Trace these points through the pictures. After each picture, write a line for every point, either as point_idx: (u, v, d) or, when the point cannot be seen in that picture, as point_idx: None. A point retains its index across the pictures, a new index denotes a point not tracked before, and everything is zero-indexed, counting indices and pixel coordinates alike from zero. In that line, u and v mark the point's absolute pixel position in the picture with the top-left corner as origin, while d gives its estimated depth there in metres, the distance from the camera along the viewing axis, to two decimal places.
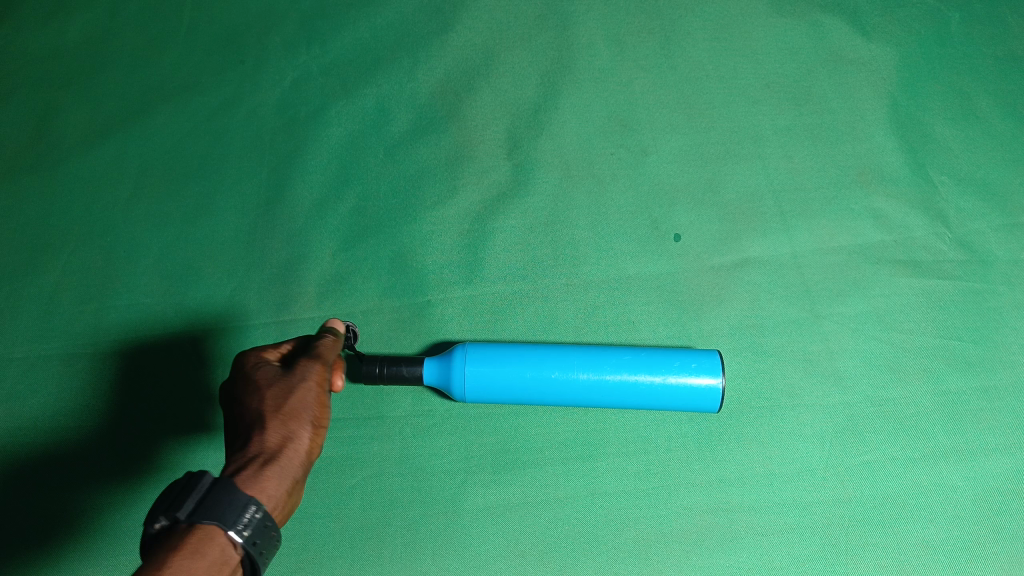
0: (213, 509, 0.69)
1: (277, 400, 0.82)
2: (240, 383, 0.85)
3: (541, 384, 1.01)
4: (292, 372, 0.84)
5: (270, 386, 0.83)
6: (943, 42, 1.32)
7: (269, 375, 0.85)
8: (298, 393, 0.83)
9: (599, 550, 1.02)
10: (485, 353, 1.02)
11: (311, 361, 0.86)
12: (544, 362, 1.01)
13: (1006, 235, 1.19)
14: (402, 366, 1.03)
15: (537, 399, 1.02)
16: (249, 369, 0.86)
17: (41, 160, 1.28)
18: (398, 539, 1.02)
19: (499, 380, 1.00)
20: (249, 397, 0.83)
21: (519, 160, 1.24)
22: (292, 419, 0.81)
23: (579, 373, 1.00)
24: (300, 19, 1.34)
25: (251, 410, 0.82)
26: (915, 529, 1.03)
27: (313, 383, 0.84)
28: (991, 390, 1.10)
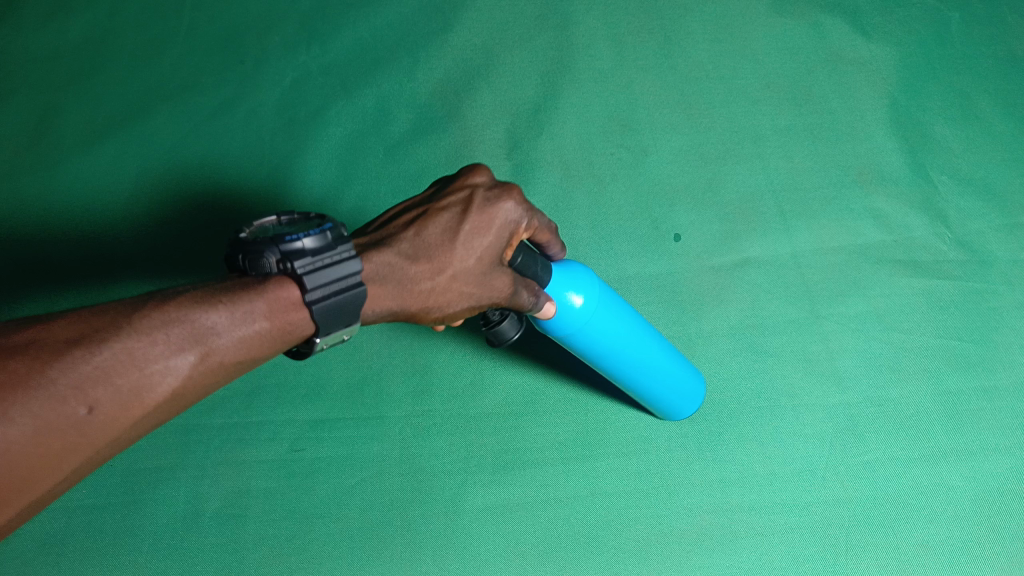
0: (321, 313, 0.68)
1: (467, 278, 0.77)
2: (482, 226, 0.77)
3: (622, 340, 0.97)
4: (502, 283, 0.79)
5: (481, 264, 0.77)
6: (944, 42, 1.32)
7: (495, 256, 0.78)
8: (471, 295, 0.78)
9: (599, 550, 1.02)
10: (605, 296, 0.95)
11: (510, 293, 0.81)
12: (636, 326, 0.99)
13: (1005, 235, 1.20)
14: (534, 266, 0.86)
15: (600, 350, 0.97)
16: (497, 223, 0.77)
17: (42, 161, 1.28)
18: (398, 540, 1.02)
19: (598, 316, 0.94)
20: (464, 245, 0.76)
21: (519, 160, 1.24)
22: (450, 302, 0.78)
23: (641, 350, 0.99)
24: (300, 18, 1.33)
25: (448, 252, 0.75)
26: (915, 529, 1.03)
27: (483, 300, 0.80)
28: (992, 390, 1.10)
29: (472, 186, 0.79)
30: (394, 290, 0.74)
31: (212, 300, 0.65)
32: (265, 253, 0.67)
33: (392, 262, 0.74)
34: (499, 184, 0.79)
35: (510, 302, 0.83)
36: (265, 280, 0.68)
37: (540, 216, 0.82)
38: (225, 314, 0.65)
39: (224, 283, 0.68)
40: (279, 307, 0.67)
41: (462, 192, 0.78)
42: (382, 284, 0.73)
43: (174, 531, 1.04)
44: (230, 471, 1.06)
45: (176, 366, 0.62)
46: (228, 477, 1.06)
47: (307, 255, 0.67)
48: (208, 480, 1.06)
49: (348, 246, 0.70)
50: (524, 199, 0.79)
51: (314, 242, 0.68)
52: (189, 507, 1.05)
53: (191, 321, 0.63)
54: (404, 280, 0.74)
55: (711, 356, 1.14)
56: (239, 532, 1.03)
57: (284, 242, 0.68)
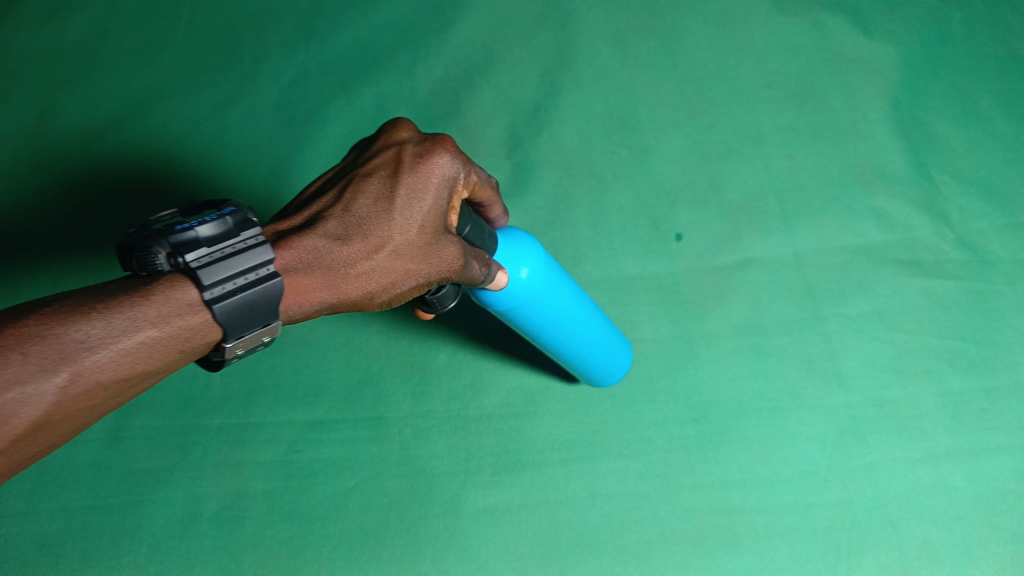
0: (226, 317, 0.60)
1: (410, 252, 0.70)
2: (418, 187, 0.69)
3: (555, 316, 0.94)
4: (449, 253, 0.73)
5: (422, 233, 0.70)
6: (945, 42, 1.32)
7: (438, 223, 0.71)
8: (418, 272, 0.72)
9: (599, 552, 1.01)
10: (550, 260, 0.92)
11: (460, 264, 0.75)
12: (572, 302, 0.96)
13: (1007, 235, 1.19)
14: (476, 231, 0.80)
15: (534, 323, 0.94)
16: (434, 182, 0.70)
17: (40, 161, 1.26)
18: (398, 541, 1.02)
19: (537, 291, 0.90)
20: (399, 213, 0.69)
21: (519, 160, 1.24)
22: (397, 282, 0.71)
23: (578, 317, 0.97)
24: (299, 17, 1.33)
25: (385, 221, 0.69)
26: (916, 530, 1.03)
27: (433, 275, 0.73)
28: (994, 391, 1.10)
29: (400, 145, 0.72)
30: (325, 275, 0.67)
31: (88, 311, 0.57)
32: (153, 249, 0.59)
33: (322, 245, 0.67)
34: (429, 138, 0.72)
35: (462, 274, 0.77)
36: (155, 280, 0.61)
37: (478, 171, 0.75)
38: (104, 327, 0.57)
39: (103, 287, 0.61)
40: (171, 314, 0.59)
41: (390, 153, 0.72)
42: (315, 272, 0.67)
43: (172, 532, 1.03)
44: (229, 472, 1.06)
45: (48, 391, 0.55)
46: (227, 478, 1.06)
47: (203, 245, 0.61)
48: (207, 481, 1.06)
49: (252, 230, 0.63)
50: (459, 152, 0.72)
51: (210, 231, 0.61)
52: (188, 507, 1.04)
53: (59, 337, 0.55)
54: (337, 262, 0.67)
55: (712, 357, 1.13)
56: (238, 534, 1.02)
57: (173, 236, 0.60)
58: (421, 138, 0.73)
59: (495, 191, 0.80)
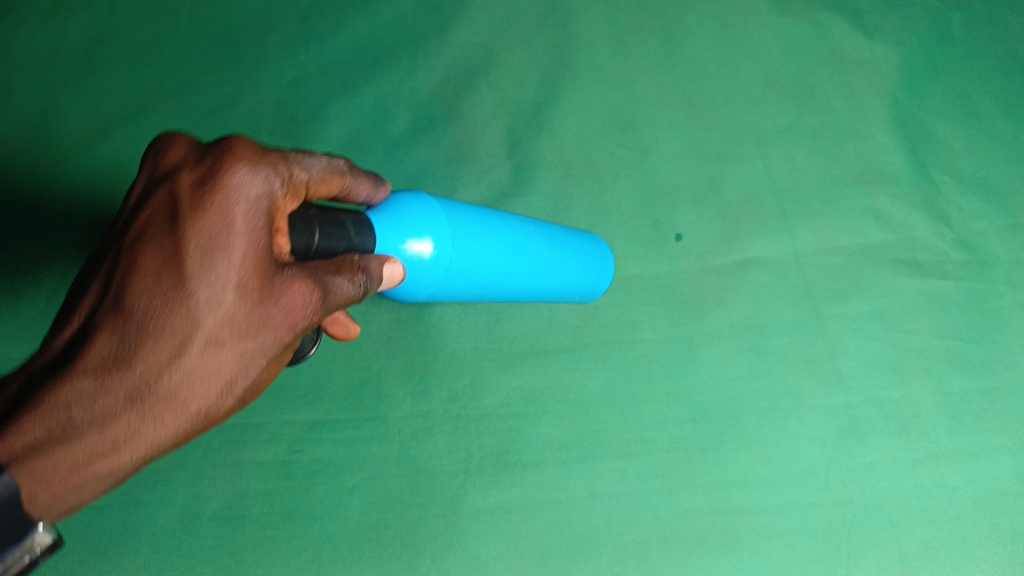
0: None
1: (237, 326, 0.55)
2: (213, 229, 0.54)
3: (506, 271, 0.92)
4: (296, 299, 0.57)
5: (245, 294, 0.55)
6: (944, 42, 1.32)
7: (258, 266, 0.55)
8: (262, 345, 0.56)
9: (600, 552, 1.01)
10: (460, 222, 0.81)
11: (323, 300, 0.59)
12: (515, 244, 0.92)
13: (1007, 236, 1.19)
14: (349, 228, 0.68)
15: (492, 288, 0.92)
16: (238, 207, 0.54)
17: (40, 160, 1.24)
18: (398, 542, 1.01)
19: (475, 262, 0.84)
20: (201, 290, 0.53)
21: (519, 160, 1.23)
22: (241, 375, 0.56)
23: (530, 259, 0.95)
24: (300, 18, 1.33)
25: (182, 305, 0.53)
26: (916, 529, 1.02)
27: (286, 339, 0.57)
28: (993, 391, 1.10)
29: (171, 177, 0.57)
30: (99, 415, 0.52)
31: None
32: None
33: (89, 377, 0.52)
34: (213, 146, 0.58)
35: (332, 303, 0.60)
36: None
37: (298, 168, 0.60)
38: None
39: None
40: None
41: (161, 196, 0.56)
42: (115, 403, 0.52)
43: (173, 532, 1.03)
44: (230, 472, 1.06)
45: None
46: (227, 478, 1.05)
47: None
48: (207, 482, 1.05)
49: None
50: (255, 158, 0.56)
51: None
52: (189, 507, 1.04)
53: None
54: (134, 388, 0.52)
55: (713, 357, 1.13)
56: (238, 533, 1.02)
57: None
58: (202, 151, 0.58)
59: (342, 180, 0.67)
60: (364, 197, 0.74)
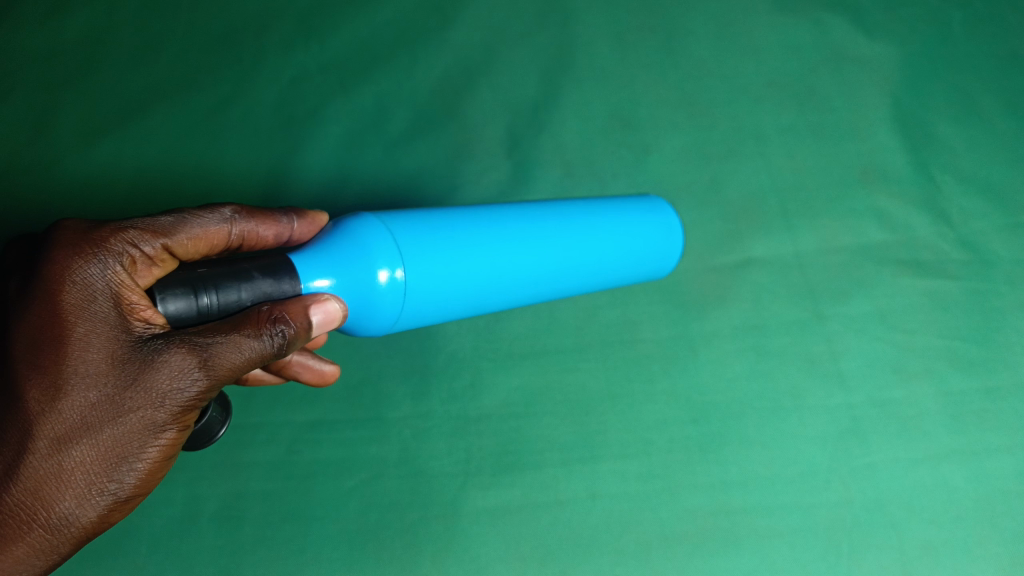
0: None
1: (89, 421, 0.65)
2: (52, 324, 0.65)
3: (508, 277, 0.91)
4: (151, 378, 0.67)
5: (94, 388, 0.66)
6: (945, 41, 1.32)
7: (110, 353, 0.66)
8: (115, 430, 0.66)
9: (600, 552, 0.99)
10: (415, 239, 0.83)
11: (196, 363, 0.68)
12: (511, 248, 0.91)
13: (1007, 235, 1.19)
14: (259, 277, 0.75)
15: (500, 297, 0.93)
16: (74, 298, 0.66)
17: (41, 159, 1.23)
18: (397, 543, 1.00)
19: (453, 276, 0.85)
20: (42, 393, 0.64)
21: (519, 159, 1.23)
22: (106, 463, 0.66)
23: (547, 252, 0.95)
24: (300, 18, 1.33)
25: (29, 413, 0.64)
26: (917, 530, 1.02)
27: (147, 419, 0.67)
28: (994, 391, 1.10)
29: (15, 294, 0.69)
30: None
31: None
32: None
33: None
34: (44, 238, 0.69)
35: (218, 368, 0.68)
36: None
37: (153, 235, 0.72)
38: None
39: None
40: None
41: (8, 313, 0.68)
42: None
43: (170, 534, 1.01)
44: (229, 473, 1.05)
45: None
46: (226, 479, 1.04)
47: None
48: (207, 482, 1.04)
49: None
50: (95, 246, 0.68)
51: None
52: (187, 509, 1.02)
53: None
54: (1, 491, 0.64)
55: (713, 357, 1.13)
56: (238, 534, 1.00)
57: None
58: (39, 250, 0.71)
59: (224, 231, 0.77)
60: (278, 235, 0.83)
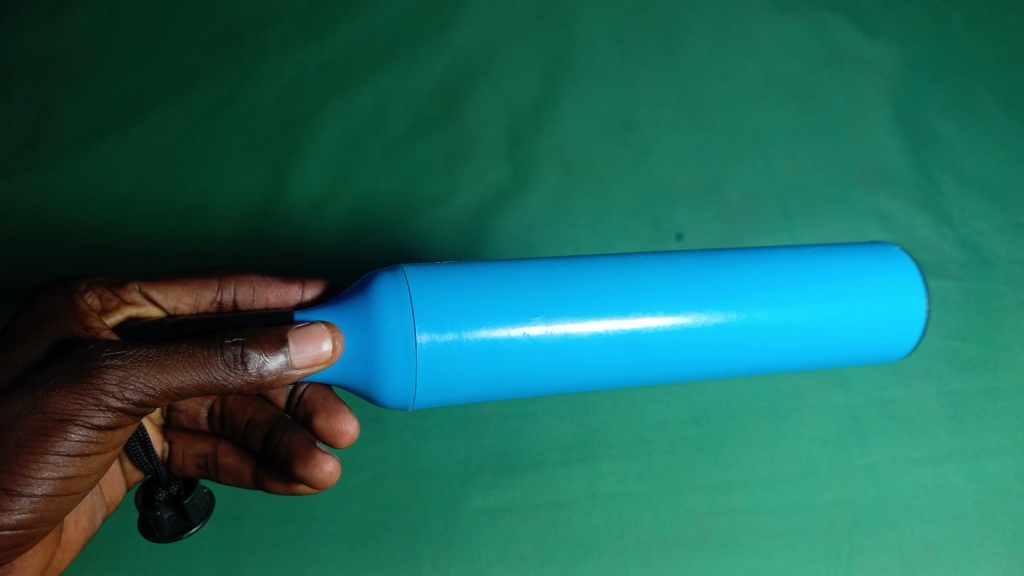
0: None
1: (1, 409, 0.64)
2: (14, 329, 0.72)
3: (565, 341, 0.76)
4: (60, 365, 0.66)
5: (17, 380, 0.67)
6: (944, 42, 1.33)
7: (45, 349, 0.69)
8: (23, 424, 0.64)
9: (600, 552, 0.98)
10: (434, 304, 0.73)
11: (108, 364, 0.65)
12: (566, 305, 0.76)
13: (1008, 236, 1.19)
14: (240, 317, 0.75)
15: (559, 364, 0.77)
16: (44, 309, 0.75)
17: (41, 159, 1.23)
18: (396, 543, 0.99)
19: (481, 340, 0.73)
20: None
21: (519, 159, 1.23)
22: (16, 458, 0.64)
23: (612, 324, 0.77)
24: (300, 19, 1.34)
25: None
26: (917, 530, 1.01)
27: (49, 415, 0.64)
28: (994, 391, 1.10)
29: None
30: None
31: None
32: None
33: None
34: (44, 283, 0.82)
35: (135, 371, 0.66)
36: None
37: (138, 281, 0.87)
38: None
39: None
40: None
41: None
42: None
43: None
44: None
45: None
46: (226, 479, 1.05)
47: None
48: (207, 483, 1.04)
49: None
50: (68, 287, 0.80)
51: None
52: None
53: None
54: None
55: None
56: (237, 535, 1.00)
57: None
58: None
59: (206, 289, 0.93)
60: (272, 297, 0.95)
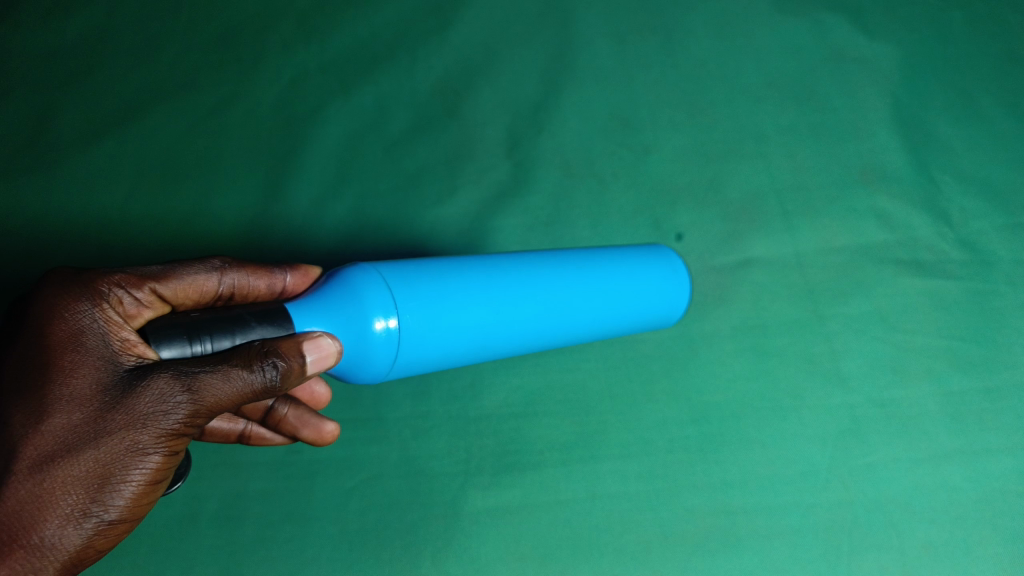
0: None
1: (73, 443, 0.62)
2: (42, 352, 0.64)
3: (520, 312, 0.89)
4: (134, 390, 0.64)
5: (77, 411, 0.63)
6: (944, 43, 1.33)
7: (96, 376, 0.65)
8: (99, 451, 0.63)
9: (600, 552, 0.98)
10: (410, 284, 0.81)
11: (184, 392, 0.65)
12: (515, 283, 0.89)
13: (1008, 235, 1.19)
14: (252, 320, 0.73)
15: (514, 334, 0.89)
16: (67, 326, 0.66)
17: (40, 159, 1.23)
18: (397, 543, 0.99)
19: (456, 315, 0.83)
20: (26, 416, 0.62)
21: (519, 159, 1.23)
22: (89, 486, 0.62)
23: (552, 297, 0.92)
24: (301, 19, 1.34)
25: (12, 432, 0.61)
26: (918, 530, 1.00)
27: (129, 446, 0.64)
28: (994, 391, 1.10)
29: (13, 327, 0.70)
30: None
31: None
32: None
33: None
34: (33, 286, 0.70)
35: (206, 395, 0.66)
36: None
37: (148, 276, 0.75)
38: None
39: None
40: None
41: None
42: None
43: (171, 534, 1.00)
44: (229, 472, 1.06)
45: None
46: (227, 478, 1.05)
47: None
48: (207, 482, 1.04)
49: None
50: (84, 289, 0.69)
51: None
52: (187, 509, 1.02)
53: None
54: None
55: (713, 358, 1.14)
56: (237, 534, 1.00)
57: None
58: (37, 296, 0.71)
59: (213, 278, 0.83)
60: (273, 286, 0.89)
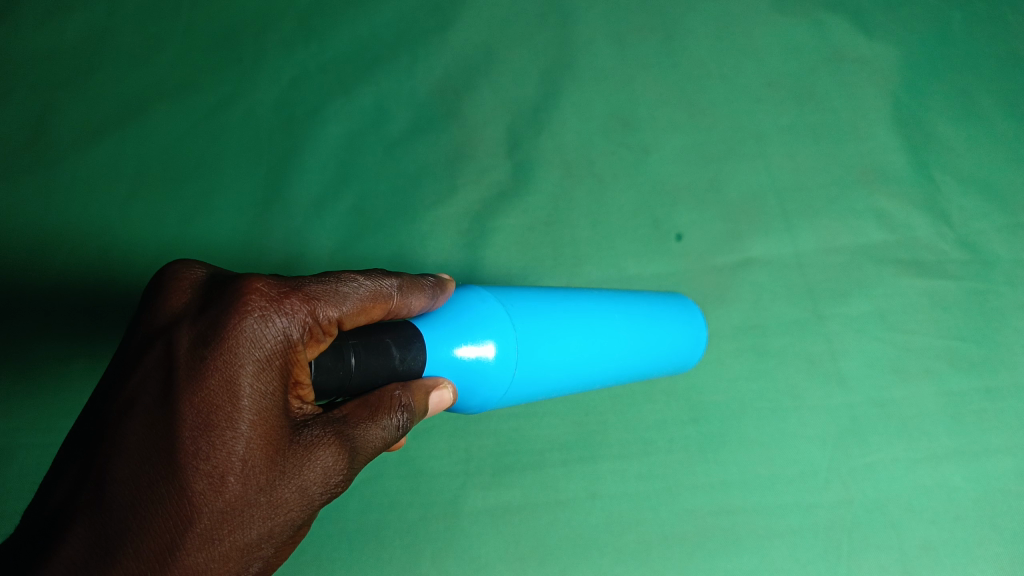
0: None
1: (236, 515, 0.54)
2: (232, 400, 0.54)
3: (597, 362, 0.90)
4: (310, 464, 0.58)
5: (248, 479, 0.55)
6: (944, 42, 1.32)
7: (267, 437, 0.55)
8: (266, 527, 0.56)
9: (600, 552, 1.00)
10: (526, 327, 0.80)
11: (347, 458, 0.60)
12: (601, 333, 0.91)
13: (1008, 235, 1.19)
14: (393, 352, 0.68)
15: (583, 381, 0.91)
16: (246, 369, 0.54)
17: (40, 160, 1.23)
18: (397, 543, 1.00)
19: (552, 361, 0.83)
20: (212, 478, 0.53)
21: (519, 159, 1.23)
22: (243, 560, 0.56)
23: (620, 346, 0.93)
24: (300, 19, 1.34)
25: (175, 498, 0.52)
26: (916, 530, 1.02)
27: (289, 519, 0.58)
28: (994, 391, 1.10)
29: (170, 334, 0.56)
30: None
31: None
32: None
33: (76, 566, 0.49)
34: (226, 294, 0.56)
35: (360, 454, 0.63)
36: None
37: (328, 305, 0.60)
38: None
39: None
40: None
41: (156, 354, 0.55)
42: None
43: None
44: None
45: None
46: None
47: None
48: None
49: None
50: (284, 316, 0.56)
51: None
52: None
53: None
54: None
55: (712, 358, 1.13)
56: None
57: None
58: (212, 297, 0.57)
59: (386, 304, 0.66)
60: (421, 308, 0.72)
